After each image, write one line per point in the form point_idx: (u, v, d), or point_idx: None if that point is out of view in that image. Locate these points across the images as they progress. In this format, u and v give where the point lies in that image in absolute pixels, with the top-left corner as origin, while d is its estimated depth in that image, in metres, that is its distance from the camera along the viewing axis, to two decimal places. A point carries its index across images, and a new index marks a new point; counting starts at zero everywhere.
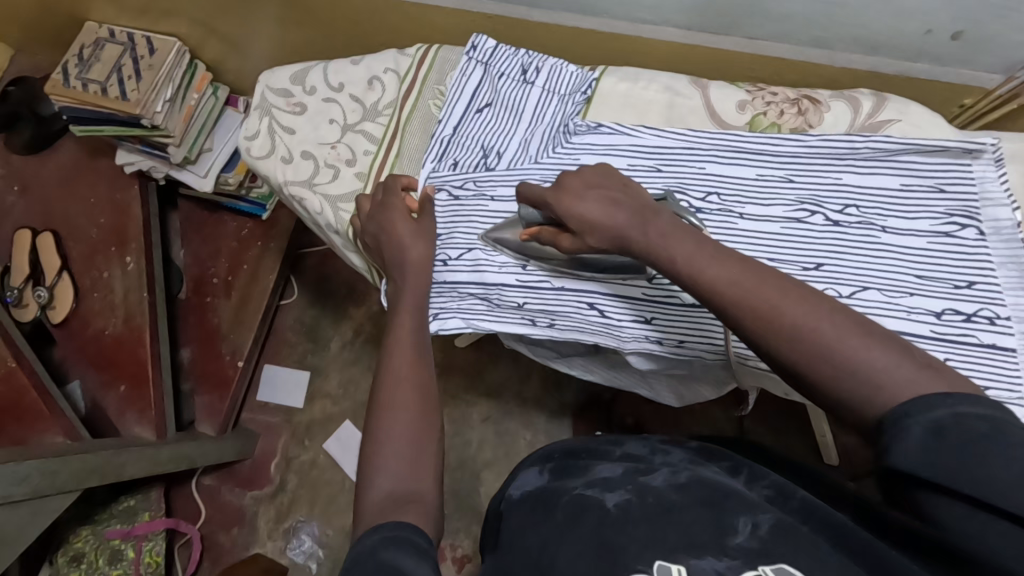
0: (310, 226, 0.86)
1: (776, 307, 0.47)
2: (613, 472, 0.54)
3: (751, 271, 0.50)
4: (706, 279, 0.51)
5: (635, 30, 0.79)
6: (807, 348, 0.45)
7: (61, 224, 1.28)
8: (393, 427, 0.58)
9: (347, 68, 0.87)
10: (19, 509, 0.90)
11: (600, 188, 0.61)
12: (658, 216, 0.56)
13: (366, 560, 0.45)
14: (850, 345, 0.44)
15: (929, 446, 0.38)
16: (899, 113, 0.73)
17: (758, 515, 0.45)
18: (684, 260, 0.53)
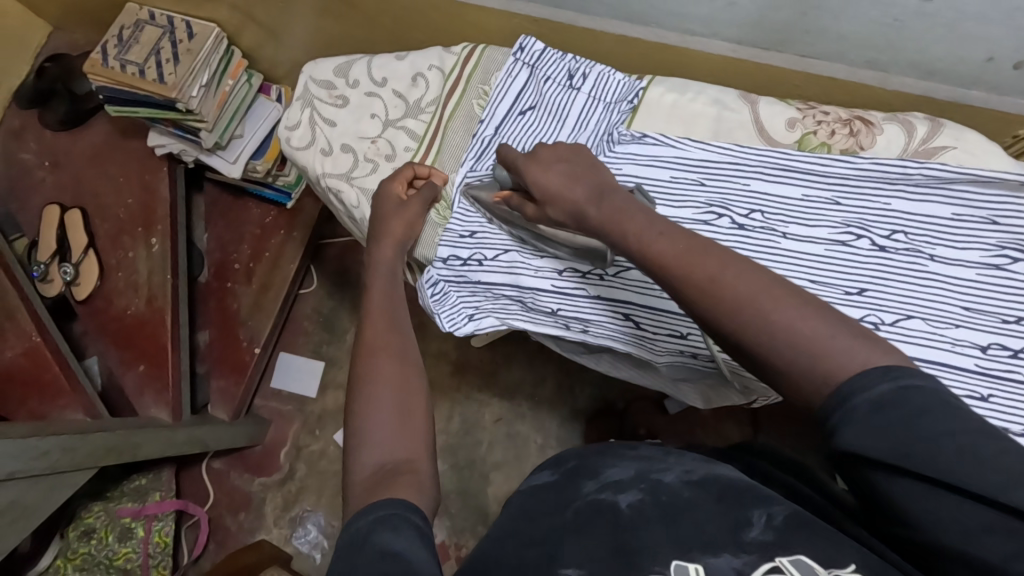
0: (346, 219, 0.87)
1: (712, 280, 0.48)
2: (623, 474, 0.53)
3: (694, 245, 0.52)
4: (653, 253, 0.53)
5: (685, 41, 0.78)
6: (750, 325, 0.46)
7: (90, 202, 1.29)
8: (375, 396, 0.57)
9: (391, 63, 0.87)
10: (38, 484, 0.91)
11: (560, 167, 0.64)
12: (614, 196, 0.59)
13: (362, 544, 0.44)
14: (785, 314, 0.45)
15: (875, 424, 0.39)
16: (954, 140, 0.72)
17: (773, 508, 0.46)
18: (636, 236, 0.55)
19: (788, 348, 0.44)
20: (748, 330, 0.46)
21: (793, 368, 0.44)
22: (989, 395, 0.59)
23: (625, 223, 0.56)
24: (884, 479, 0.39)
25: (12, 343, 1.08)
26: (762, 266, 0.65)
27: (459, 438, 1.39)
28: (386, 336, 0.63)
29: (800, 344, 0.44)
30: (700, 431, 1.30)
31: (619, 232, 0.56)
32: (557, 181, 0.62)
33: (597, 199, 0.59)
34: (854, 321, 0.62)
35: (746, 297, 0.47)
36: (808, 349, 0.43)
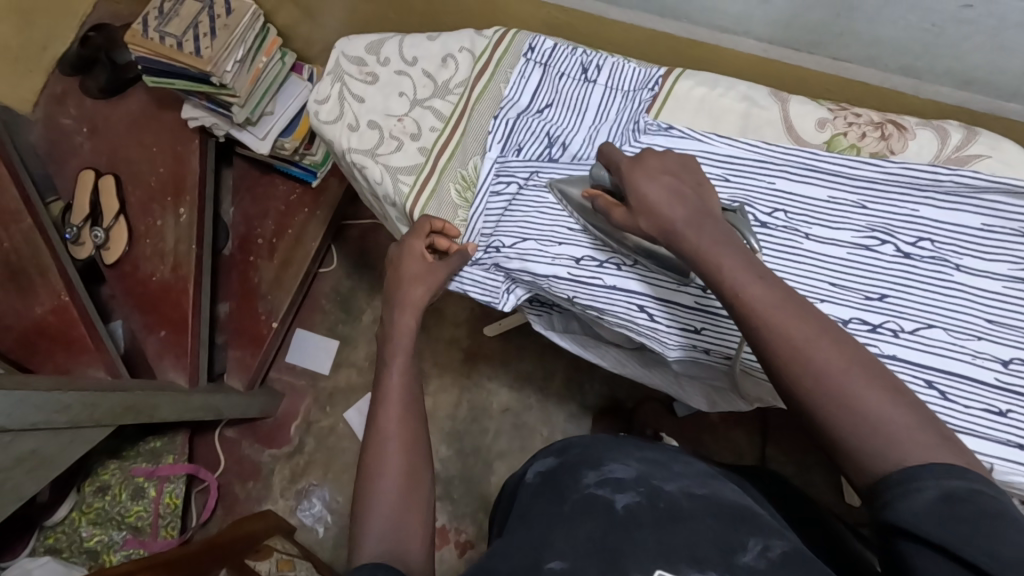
0: (368, 195, 0.88)
1: (803, 342, 0.46)
2: (625, 473, 0.53)
3: (792, 300, 0.49)
4: (749, 296, 0.49)
5: (714, 38, 0.78)
6: (826, 394, 0.45)
7: (123, 168, 1.33)
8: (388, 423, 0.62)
9: (423, 43, 0.87)
10: (58, 437, 0.94)
11: (669, 179, 0.59)
12: (716, 225, 0.55)
13: None
14: (869, 396, 0.44)
15: (932, 509, 0.39)
16: (989, 149, 0.70)
17: (770, 539, 0.46)
18: (735, 274, 0.51)
19: (863, 429, 0.43)
20: (824, 398, 0.45)
21: (856, 447, 0.43)
22: (1007, 410, 0.58)
23: (724, 256, 0.52)
24: (923, 561, 0.38)
25: (43, 300, 1.12)
26: (781, 265, 0.64)
27: (466, 424, 1.40)
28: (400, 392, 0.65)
29: (875, 426, 0.43)
30: (708, 436, 1.29)
31: (717, 263, 0.52)
32: (661, 198, 0.58)
33: (700, 226, 0.55)
34: (873, 326, 0.61)
35: (836, 367, 0.45)
36: (883, 433, 0.43)
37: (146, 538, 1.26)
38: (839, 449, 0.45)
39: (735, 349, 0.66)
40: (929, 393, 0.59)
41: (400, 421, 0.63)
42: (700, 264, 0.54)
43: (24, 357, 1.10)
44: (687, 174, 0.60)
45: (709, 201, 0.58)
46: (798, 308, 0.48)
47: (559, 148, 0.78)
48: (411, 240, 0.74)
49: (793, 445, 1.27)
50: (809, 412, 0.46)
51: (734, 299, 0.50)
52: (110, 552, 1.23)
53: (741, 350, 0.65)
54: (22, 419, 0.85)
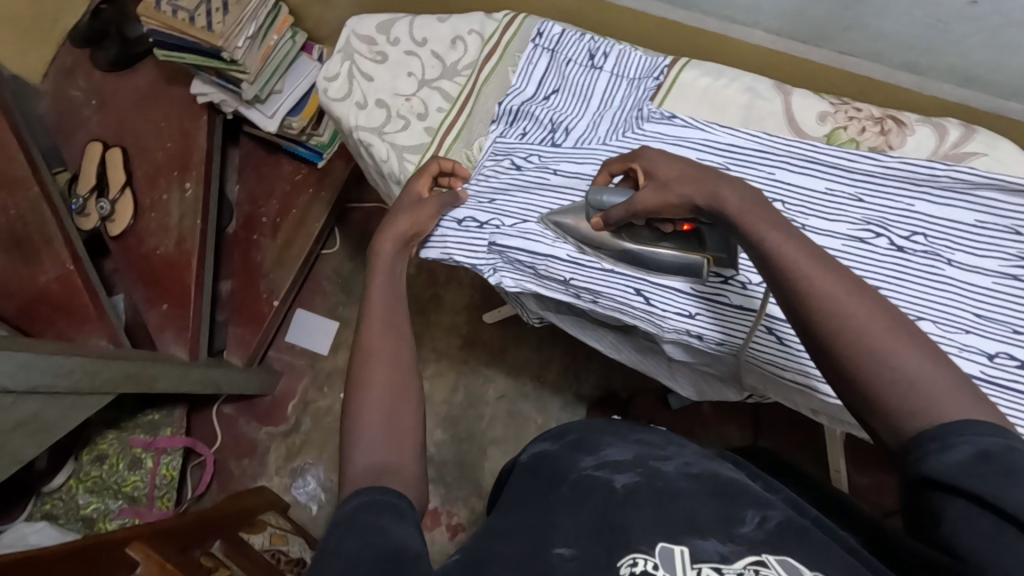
0: (373, 174, 0.88)
1: (838, 298, 0.45)
2: (621, 455, 0.55)
3: (827, 258, 0.48)
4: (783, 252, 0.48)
5: (723, 28, 0.79)
6: (863, 351, 0.43)
7: (130, 142, 1.34)
8: (371, 363, 0.61)
9: (433, 25, 0.88)
10: (59, 402, 0.95)
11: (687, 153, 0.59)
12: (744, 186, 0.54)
13: (347, 523, 0.48)
14: (906, 355, 0.42)
15: (972, 463, 0.37)
16: (987, 148, 0.70)
17: (767, 510, 0.47)
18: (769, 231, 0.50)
19: (900, 386, 0.42)
20: (859, 354, 0.43)
21: (893, 402, 0.42)
22: (988, 402, 0.59)
23: (755, 216, 0.51)
24: (959, 512, 0.37)
25: (47, 268, 1.13)
26: None
27: (462, 409, 1.42)
28: (381, 305, 0.65)
29: (913, 382, 0.41)
30: (701, 429, 1.31)
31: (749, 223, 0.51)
32: (677, 168, 0.57)
33: (729, 186, 0.54)
34: None
35: (875, 324, 0.44)
36: (920, 387, 0.41)
37: (142, 507, 1.27)
38: (870, 408, 0.43)
39: (741, 340, 0.68)
40: None
41: (382, 362, 0.61)
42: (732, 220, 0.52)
43: (28, 324, 1.11)
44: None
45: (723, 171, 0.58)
46: (837, 261, 0.48)
47: (561, 133, 0.79)
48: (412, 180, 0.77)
49: (785, 441, 1.28)
50: (842, 370, 0.44)
51: (770, 252, 0.49)
52: (106, 520, 1.24)
53: (750, 337, 0.66)
54: (24, 381, 0.86)
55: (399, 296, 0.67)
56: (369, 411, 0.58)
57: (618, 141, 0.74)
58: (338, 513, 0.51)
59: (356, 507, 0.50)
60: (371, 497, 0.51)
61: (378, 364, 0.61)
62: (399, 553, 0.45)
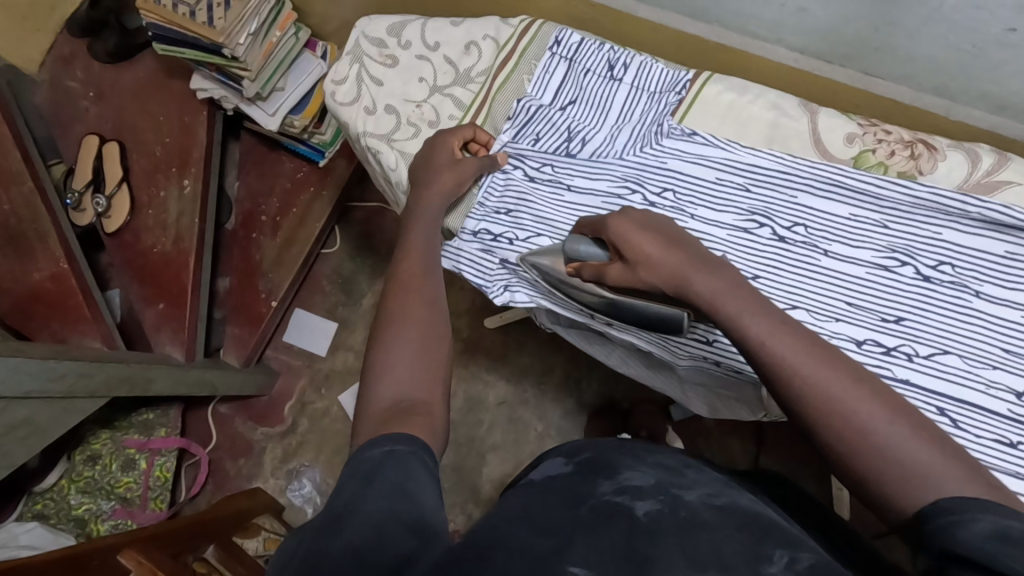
0: (380, 181, 0.86)
1: (834, 396, 0.46)
2: (642, 480, 0.52)
3: (819, 351, 0.49)
4: (772, 344, 0.49)
5: (744, 43, 0.76)
6: (868, 449, 0.44)
7: (128, 135, 1.31)
8: (406, 305, 0.61)
9: (446, 29, 0.85)
10: (52, 406, 0.93)
11: (662, 231, 0.60)
12: (719, 271, 0.55)
13: (366, 472, 0.47)
14: (914, 447, 0.44)
15: (987, 536, 0.37)
16: (1021, 176, 0.68)
17: (798, 552, 0.43)
18: (755, 324, 0.51)
19: (917, 481, 0.43)
20: (865, 453, 0.44)
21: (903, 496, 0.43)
22: (1018, 443, 0.60)
23: (736, 307, 0.52)
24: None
25: (41, 266, 1.10)
26: (797, 280, 0.67)
27: (461, 415, 1.40)
28: (417, 249, 0.67)
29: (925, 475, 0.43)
30: (702, 442, 1.29)
31: (736, 316, 0.52)
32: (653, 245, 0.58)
33: (705, 271, 0.56)
34: (887, 349, 0.64)
35: (879, 420, 0.45)
36: (932, 481, 0.42)
37: (135, 508, 1.25)
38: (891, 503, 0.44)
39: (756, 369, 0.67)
40: (941, 420, 0.62)
41: (418, 302, 0.62)
42: (716, 312, 0.53)
43: (19, 323, 1.09)
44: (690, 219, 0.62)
45: (703, 249, 0.59)
46: (828, 355, 0.49)
47: (577, 143, 0.77)
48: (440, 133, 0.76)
49: (786, 456, 1.27)
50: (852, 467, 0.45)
51: (760, 349, 0.50)
52: (99, 522, 1.23)
53: None
54: (15, 387, 0.83)
55: (434, 251, 0.69)
56: (393, 366, 0.57)
57: (635, 157, 0.75)
58: (357, 461, 0.49)
59: (381, 459, 0.48)
60: (392, 448, 0.49)
61: (413, 308, 0.61)
62: (421, 526, 0.43)
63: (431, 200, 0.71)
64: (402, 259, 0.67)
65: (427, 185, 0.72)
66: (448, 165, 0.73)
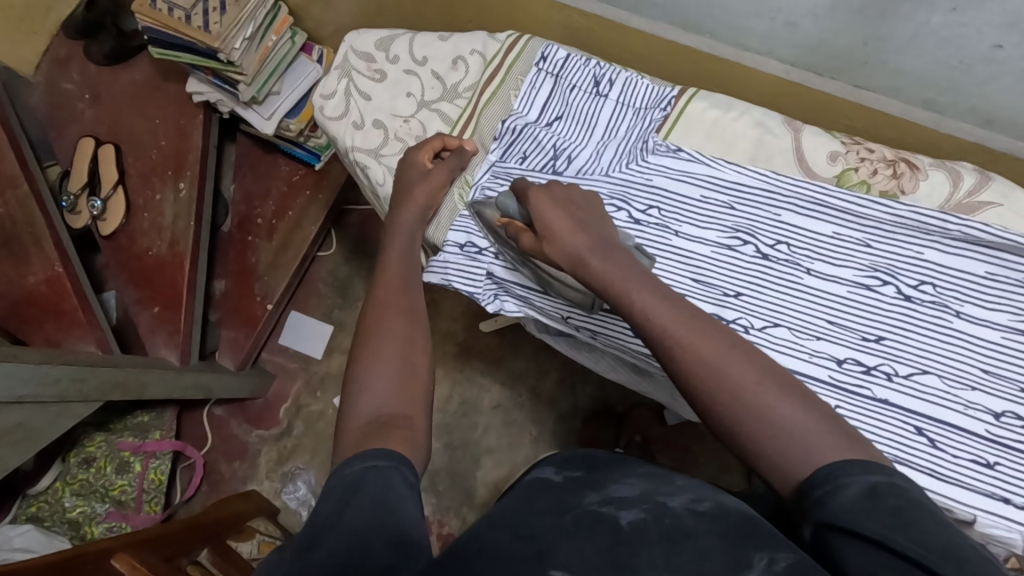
0: (369, 195, 0.87)
1: (710, 359, 0.52)
2: (628, 492, 0.51)
3: (698, 320, 0.55)
4: (657, 316, 0.56)
5: (736, 55, 0.77)
6: (735, 406, 0.51)
7: (124, 138, 1.31)
8: (387, 323, 0.62)
9: (433, 43, 0.85)
10: (45, 411, 0.93)
11: (574, 213, 0.66)
12: (616, 253, 0.63)
13: (352, 486, 0.47)
14: (773, 402, 0.50)
15: (857, 501, 0.43)
16: (1001, 198, 0.69)
17: (775, 552, 0.42)
18: (642, 298, 0.57)
19: (774, 432, 0.49)
20: (733, 409, 0.51)
21: (767, 448, 0.49)
22: (995, 463, 0.62)
23: (630, 284, 0.59)
24: (847, 548, 0.41)
25: (35, 269, 1.10)
26: (780, 298, 0.68)
27: (456, 418, 1.40)
28: (398, 265, 0.68)
29: (784, 428, 0.49)
30: (696, 447, 1.30)
31: (626, 291, 0.59)
32: (565, 224, 0.65)
33: (603, 253, 0.62)
34: (867, 368, 0.65)
35: (744, 379, 0.51)
36: (785, 429, 0.49)
37: (130, 511, 1.26)
38: (753, 453, 0.50)
39: None
40: (920, 440, 0.63)
41: (401, 318, 0.62)
42: (610, 291, 0.60)
43: (15, 326, 1.09)
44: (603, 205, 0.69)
45: (608, 232, 0.66)
46: (702, 324, 0.55)
47: (563, 161, 0.77)
48: (416, 145, 0.78)
49: None
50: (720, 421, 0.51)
51: (644, 319, 0.57)
52: (94, 524, 1.23)
53: None
54: (9, 392, 0.84)
55: (416, 267, 0.69)
56: (373, 384, 0.58)
57: (621, 174, 0.75)
58: (339, 477, 0.49)
59: (365, 473, 0.48)
60: (375, 463, 0.49)
61: (393, 327, 0.61)
62: (403, 542, 0.43)
63: (411, 216, 0.73)
64: (383, 269, 0.68)
65: (407, 195, 0.74)
66: (421, 179, 0.75)
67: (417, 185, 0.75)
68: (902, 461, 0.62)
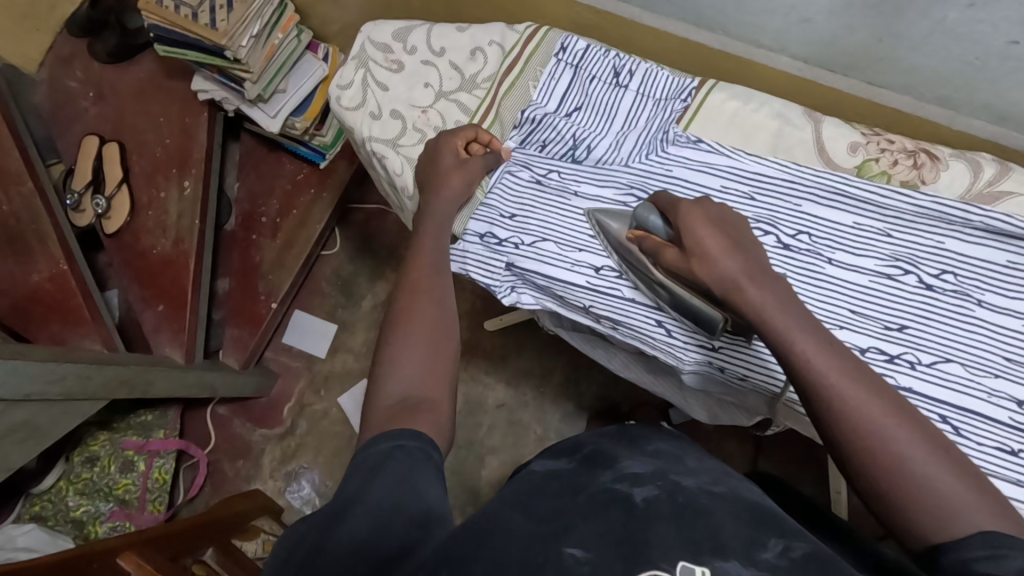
0: (385, 185, 0.86)
1: (878, 420, 0.49)
2: (642, 468, 0.50)
3: (863, 375, 0.51)
4: (818, 363, 0.52)
5: (748, 52, 0.77)
6: (888, 469, 0.47)
7: (128, 136, 1.31)
8: (417, 306, 0.61)
9: (452, 34, 0.85)
10: (50, 408, 0.93)
11: (724, 232, 0.60)
12: (772, 285, 0.57)
13: (376, 464, 0.47)
14: (932, 470, 0.47)
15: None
16: (1022, 187, 0.69)
17: (792, 541, 0.43)
18: (804, 344, 0.53)
19: (930, 503, 0.46)
20: (884, 472, 0.48)
21: (927, 525, 0.46)
22: (1019, 450, 0.62)
23: (786, 324, 0.54)
24: None
25: (40, 267, 1.10)
26: (803, 288, 0.68)
27: (460, 417, 1.40)
28: (427, 250, 0.67)
29: (953, 510, 0.45)
30: (701, 445, 1.30)
31: (786, 334, 0.54)
32: (716, 242, 0.59)
33: (758, 281, 0.57)
34: (891, 357, 0.65)
35: (905, 441, 0.48)
36: (942, 501, 0.46)
37: (134, 510, 1.25)
38: (897, 520, 0.47)
39: (759, 377, 0.69)
40: (943, 427, 0.63)
41: (429, 304, 0.61)
42: (771, 330, 0.55)
43: (18, 324, 1.09)
44: (742, 225, 0.62)
45: (765, 260, 0.60)
46: (869, 380, 0.51)
47: (583, 150, 0.78)
48: (441, 135, 0.76)
49: (785, 459, 1.27)
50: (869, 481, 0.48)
51: (802, 367, 0.52)
52: (97, 524, 1.22)
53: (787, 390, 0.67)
54: (14, 389, 0.83)
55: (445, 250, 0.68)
56: (404, 368, 0.57)
57: (641, 164, 0.75)
58: (366, 453, 0.49)
59: (391, 451, 0.48)
60: (398, 442, 0.49)
61: (424, 312, 0.60)
62: (426, 521, 0.44)
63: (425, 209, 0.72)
64: (412, 258, 0.66)
65: (424, 186, 0.73)
66: (454, 166, 0.73)
67: (441, 172, 0.73)
68: None
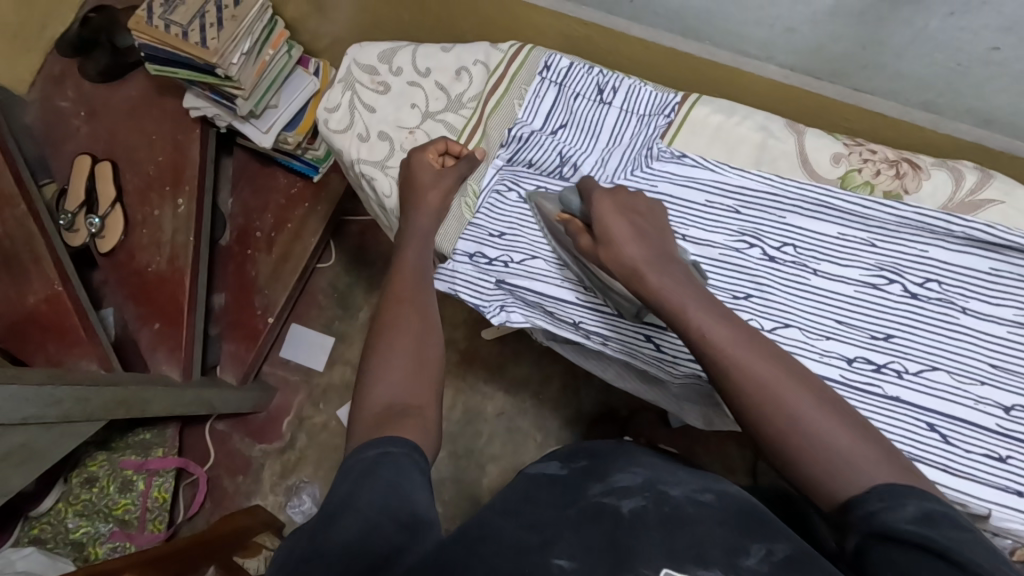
0: (374, 207, 0.87)
1: (769, 381, 0.50)
2: (631, 480, 0.51)
3: (754, 340, 0.53)
4: (711, 332, 0.54)
5: (735, 61, 0.78)
6: (786, 430, 0.48)
7: (120, 155, 1.31)
8: (401, 319, 0.61)
9: (437, 54, 0.86)
10: (47, 431, 0.92)
11: (635, 220, 0.64)
12: (672, 266, 0.60)
13: (366, 469, 0.47)
14: (827, 427, 0.48)
15: (915, 519, 0.40)
16: (1003, 195, 0.70)
17: (773, 543, 0.42)
18: (697, 315, 0.55)
19: (832, 462, 0.46)
20: (786, 436, 0.48)
21: (821, 474, 0.46)
22: (1007, 456, 0.63)
23: (684, 300, 0.57)
24: (891, 555, 0.39)
25: (35, 288, 1.10)
26: (789, 300, 0.69)
27: (459, 426, 1.40)
28: (409, 265, 0.68)
29: (840, 455, 0.46)
30: (700, 448, 1.30)
31: (680, 308, 0.56)
32: (624, 227, 0.63)
33: (658, 264, 0.60)
34: (877, 366, 0.66)
35: (798, 401, 0.49)
36: (842, 459, 0.46)
37: (133, 530, 1.25)
38: (804, 482, 0.47)
39: None
40: (932, 436, 0.64)
41: (414, 314, 0.62)
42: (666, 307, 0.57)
43: (15, 347, 1.08)
44: (654, 212, 0.66)
45: (668, 243, 0.64)
46: (760, 346, 0.53)
47: (569, 168, 0.78)
48: (414, 149, 0.77)
49: None
50: (771, 445, 0.49)
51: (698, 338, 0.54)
52: (97, 545, 1.22)
53: None
54: (12, 413, 0.83)
55: (427, 261, 0.69)
56: (384, 379, 0.57)
57: (627, 181, 0.76)
58: (354, 459, 0.49)
59: (377, 459, 0.48)
60: (390, 449, 0.49)
61: (407, 324, 0.61)
62: (414, 523, 0.43)
63: (418, 223, 0.73)
64: (397, 273, 0.67)
65: (416, 202, 0.74)
66: (433, 182, 0.74)
67: (421, 187, 0.74)
68: (917, 457, 0.64)
